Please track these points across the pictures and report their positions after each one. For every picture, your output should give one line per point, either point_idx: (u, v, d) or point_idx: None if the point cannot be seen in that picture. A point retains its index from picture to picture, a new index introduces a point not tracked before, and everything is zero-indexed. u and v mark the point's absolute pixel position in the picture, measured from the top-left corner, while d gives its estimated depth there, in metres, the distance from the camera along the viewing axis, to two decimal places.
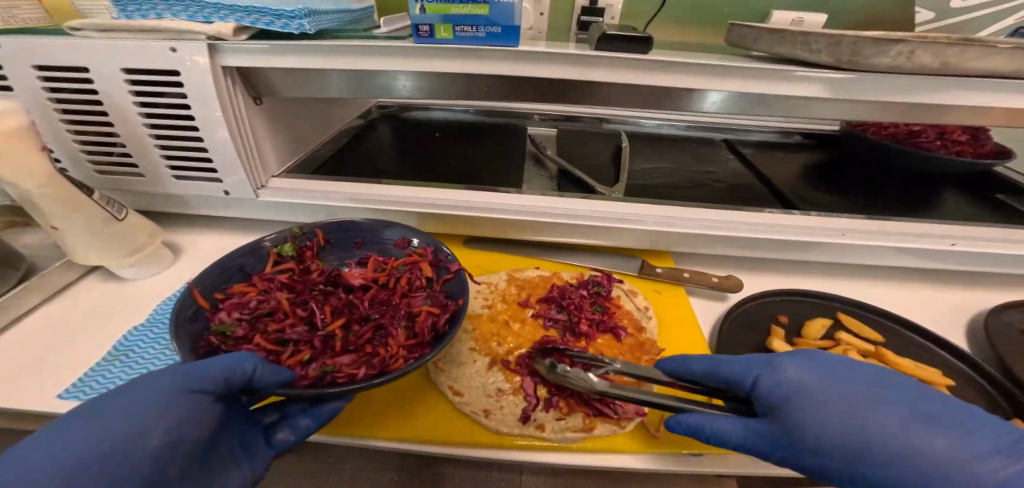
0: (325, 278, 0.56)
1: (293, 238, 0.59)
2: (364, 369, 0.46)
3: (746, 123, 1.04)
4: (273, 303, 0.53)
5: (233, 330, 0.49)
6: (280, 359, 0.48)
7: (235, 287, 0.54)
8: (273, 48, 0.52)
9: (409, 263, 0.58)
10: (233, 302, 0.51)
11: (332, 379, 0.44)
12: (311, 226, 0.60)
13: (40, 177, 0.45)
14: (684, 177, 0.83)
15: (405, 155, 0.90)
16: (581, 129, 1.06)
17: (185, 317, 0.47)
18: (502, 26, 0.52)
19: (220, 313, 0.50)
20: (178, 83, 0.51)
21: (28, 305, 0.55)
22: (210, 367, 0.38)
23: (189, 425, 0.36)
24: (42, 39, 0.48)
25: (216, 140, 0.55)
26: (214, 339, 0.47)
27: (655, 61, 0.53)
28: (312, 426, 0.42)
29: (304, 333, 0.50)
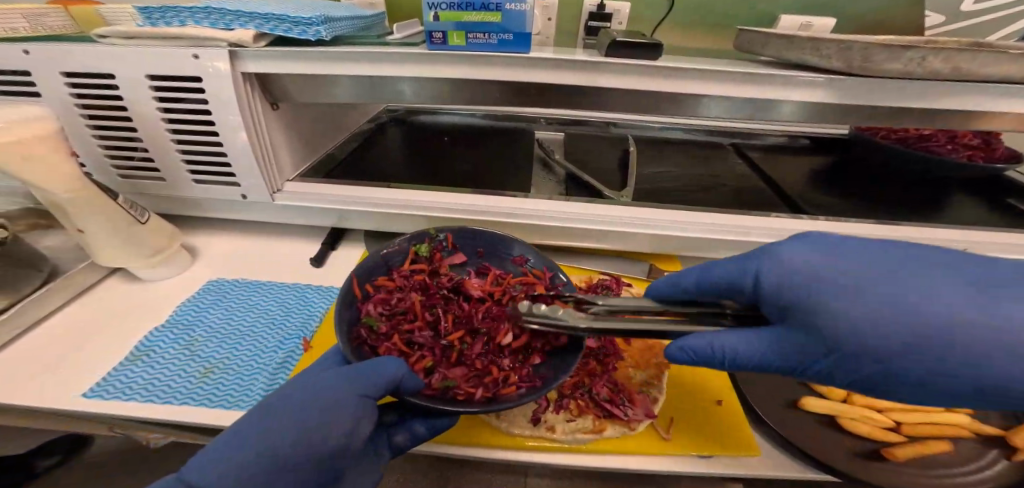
0: (451, 283, 0.56)
1: (429, 239, 0.60)
2: (480, 390, 0.45)
3: (752, 128, 1.04)
4: (408, 303, 0.53)
5: (377, 325, 0.50)
6: (407, 362, 0.49)
7: (379, 281, 0.56)
8: (291, 55, 0.53)
9: (526, 285, 0.57)
10: (380, 297, 0.53)
11: (453, 395, 0.44)
12: (445, 228, 0.60)
13: (67, 181, 0.46)
14: (691, 181, 0.83)
15: (414, 158, 0.91)
16: (589, 133, 1.06)
17: (344, 305, 0.49)
18: (513, 33, 0.53)
19: (368, 305, 0.52)
20: (199, 89, 0.52)
21: (52, 306, 0.57)
22: (370, 372, 0.41)
23: (353, 424, 0.39)
24: (70, 47, 0.50)
25: (236, 145, 0.56)
26: (362, 332, 0.49)
27: (664, 67, 0.53)
28: (426, 434, 0.45)
29: (429, 339, 0.50)
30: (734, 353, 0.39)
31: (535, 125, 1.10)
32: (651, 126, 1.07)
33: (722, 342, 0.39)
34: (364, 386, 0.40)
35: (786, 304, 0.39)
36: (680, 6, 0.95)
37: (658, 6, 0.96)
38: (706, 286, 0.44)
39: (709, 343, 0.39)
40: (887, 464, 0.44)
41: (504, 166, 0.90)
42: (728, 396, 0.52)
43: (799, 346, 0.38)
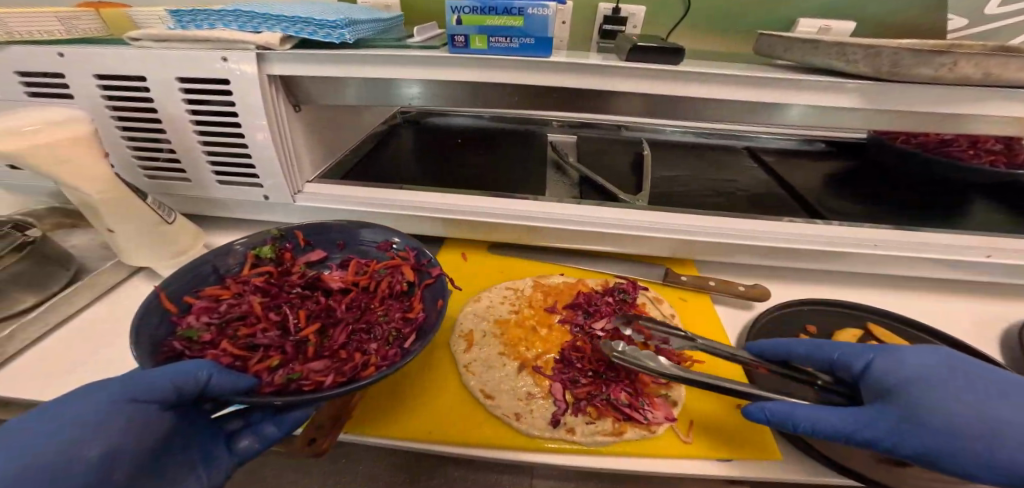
0: (304, 281, 0.59)
1: (272, 241, 0.62)
2: (332, 376, 0.47)
3: (764, 132, 1.04)
4: (244, 308, 0.54)
5: (199, 334, 0.50)
6: (248, 363, 0.49)
7: (213, 291, 0.55)
8: (317, 57, 0.54)
9: (391, 267, 0.61)
10: (203, 307, 0.53)
11: (298, 385, 0.46)
12: (290, 229, 0.63)
13: (101, 182, 0.48)
14: (705, 185, 0.83)
15: (427, 160, 0.92)
16: (601, 136, 1.06)
17: (150, 323, 0.49)
18: (535, 37, 0.53)
19: (188, 317, 0.52)
20: (226, 91, 0.53)
21: (78, 304, 0.58)
22: (160, 376, 0.40)
23: (133, 431, 0.38)
24: (103, 50, 0.51)
25: (260, 147, 0.57)
26: (178, 345, 0.49)
27: (686, 71, 0.54)
28: (277, 433, 0.45)
29: (276, 338, 0.52)
30: (811, 422, 0.42)
31: (546, 128, 1.11)
32: (662, 129, 1.07)
33: (801, 411, 0.42)
34: (143, 384, 0.39)
35: (886, 390, 0.42)
36: (695, 9, 0.95)
37: (673, 11, 0.96)
38: (813, 359, 0.48)
39: (789, 408, 0.43)
40: (915, 471, 0.43)
41: (517, 169, 0.90)
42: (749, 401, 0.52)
43: (868, 421, 0.41)
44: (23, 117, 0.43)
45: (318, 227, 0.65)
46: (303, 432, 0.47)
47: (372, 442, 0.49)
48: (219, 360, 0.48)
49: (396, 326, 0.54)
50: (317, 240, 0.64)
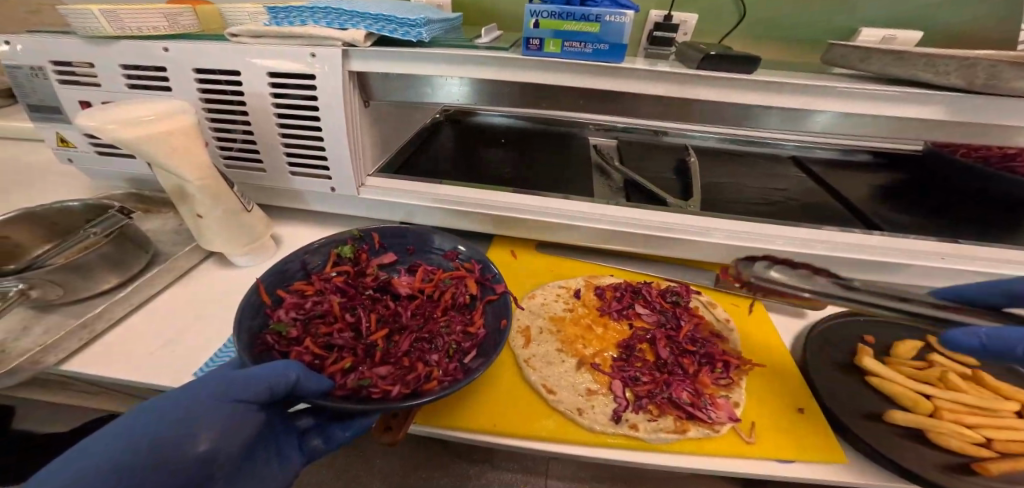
0: (376, 284, 0.62)
1: (352, 241, 0.66)
2: (398, 386, 0.48)
3: (810, 142, 1.03)
4: (325, 307, 0.58)
5: (287, 331, 0.54)
6: (325, 364, 0.52)
7: (297, 287, 0.60)
8: (396, 54, 0.58)
9: (456, 278, 0.63)
10: (292, 302, 0.57)
11: (368, 392, 0.47)
12: (368, 230, 0.67)
13: (201, 169, 0.50)
14: (753, 192, 0.82)
15: (473, 159, 0.94)
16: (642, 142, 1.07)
17: (249, 314, 0.53)
18: (610, 44, 0.53)
19: (278, 311, 0.56)
20: (311, 85, 0.58)
21: (158, 286, 0.61)
22: (260, 377, 0.41)
23: (232, 432, 0.39)
24: (207, 46, 0.55)
25: (335, 138, 0.61)
26: (270, 338, 0.53)
27: (759, 81, 0.54)
28: (349, 438, 0.47)
29: (350, 340, 0.54)
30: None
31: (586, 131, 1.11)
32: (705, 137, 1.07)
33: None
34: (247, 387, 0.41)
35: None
36: (752, 14, 0.95)
37: (727, 19, 0.96)
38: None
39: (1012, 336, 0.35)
40: (982, 480, 0.44)
41: (562, 171, 0.91)
42: (811, 405, 0.52)
43: None
44: (133, 111, 0.46)
45: (393, 231, 0.68)
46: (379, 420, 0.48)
47: (446, 434, 0.50)
48: (302, 358, 0.52)
49: (458, 340, 0.56)
50: (391, 243, 0.67)
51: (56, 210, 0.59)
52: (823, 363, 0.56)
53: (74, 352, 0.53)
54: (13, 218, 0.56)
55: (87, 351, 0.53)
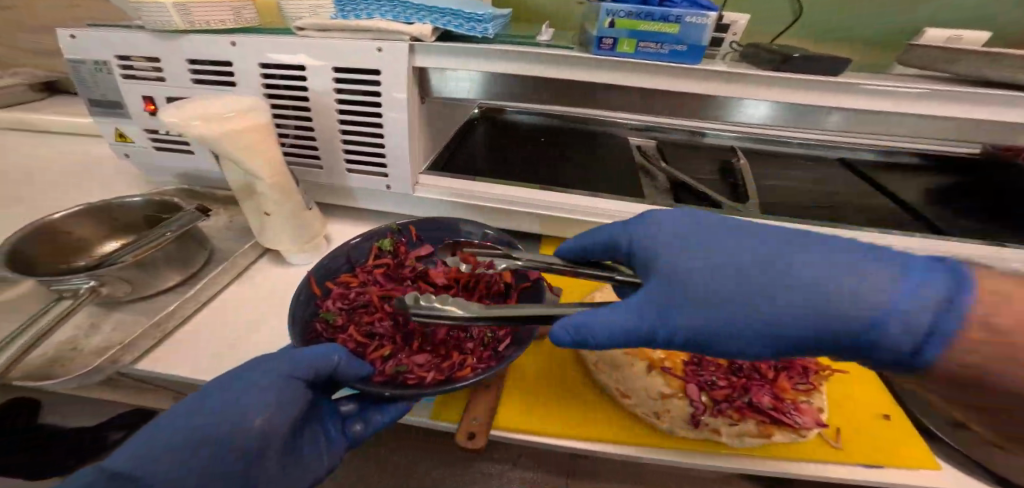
0: (414, 275, 0.61)
1: (391, 234, 0.65)
2: (432, 373, 0.48)
3: (859, 143, 1.01)
4: (367, 296, 0.58)
5: (334, 319, 0.55)
6: (367, 352, 0.52)
7: (342, 278, 0.60)
8: (463, 50, 0.57)
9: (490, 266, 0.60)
10: (339, 293, 0.58)
11: (404, 378, 0.47)
12: (406, 223, 0.65)
13: (275, 166, 0.50)
14: (804, 194, 0.81)
15: (514, 158, 0.91)
16: (682, 141, 1.04)
17: (301, 303, 0.53)
18: (688, 44, 0.52)
19: (326, 300, 0.56)
20: (375, 81, 0.57)
21: (220, 284, 0.60)
22: (307, 359, 0.42)
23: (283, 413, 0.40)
24: (275, 40, 0.55)
25: (395, 136, 0.60)
26: (318, 326, 0.54)
27: (844, 83, 0.52)
28: (387, 421, 0.47)
29: (389, 329, 0.54)
30: None
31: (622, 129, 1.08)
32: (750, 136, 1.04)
33: None
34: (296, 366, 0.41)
35: None
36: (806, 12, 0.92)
37: (778, 20, 0.95)
38: None
39: None
40: None
41: (606, 170, 0.89)
42: (896, 411, 0.51)
43: None
44: (215, 107, 0.45)
45: (431, 223, 0.65)
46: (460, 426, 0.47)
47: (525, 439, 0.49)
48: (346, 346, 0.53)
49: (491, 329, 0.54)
50: (429, 235, 0.65)
51: (121, 205, 0.59)
52: None
53: (147, 352, 0.51)
54: (82, 211, 0.57)
55: (157, 351, 0.52)
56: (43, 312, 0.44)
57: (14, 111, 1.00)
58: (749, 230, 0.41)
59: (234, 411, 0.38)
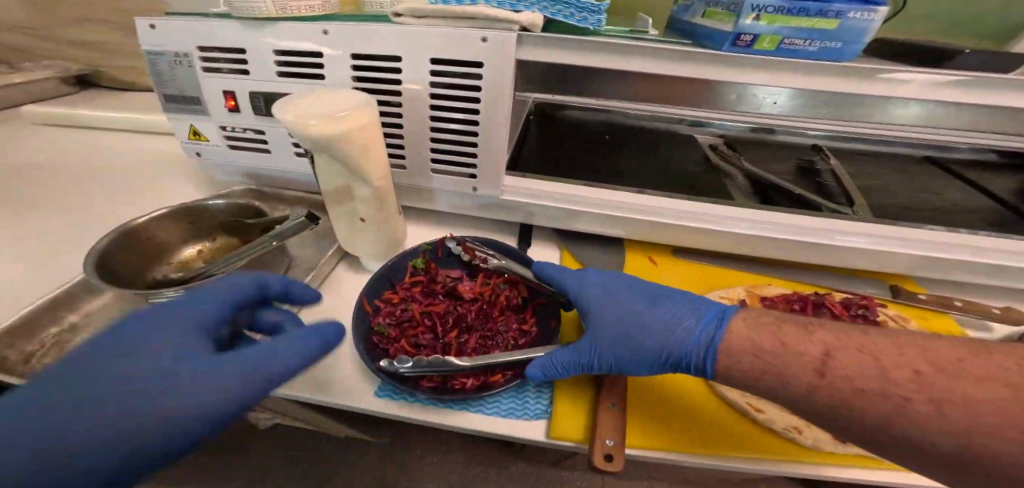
0: (449, 290, 0.59)
1: (424, 253, 0.62)
2: (471, 378, 0.49)
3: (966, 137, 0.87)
4: (412, 310, 0.55)
5: (388, 331, 0.52)
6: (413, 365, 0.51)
7: (385, 295, 0.56)
8: (572, 41, 0.51)
9: (509, 281, 0.59)
10: (388, 310, 0.55)
11: (448, 384, 0.48)
12: (437, 239, 0.63)
13: (382, 170, 0.49)
14: (903, 196, 0.75)
15: (586, 157, 0.80)
16: (771, 140, 0.91)
17: (358, 321, 0.51)
18: (843, 42, 0.48)
19: (377, 317, 0.53)
20: (477, 76, 0.52)
21: (309, 294, 0.57)
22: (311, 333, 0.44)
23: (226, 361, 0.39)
24: (373, 28, 0.50)
25: (493, 136, 0.56)
26: (375, 339, 0.51)
27: (1004, 80, 0.48)
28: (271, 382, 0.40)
29: (432, 341, 0.53)
30: None
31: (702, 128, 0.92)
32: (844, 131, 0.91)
33: None
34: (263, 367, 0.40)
35: None
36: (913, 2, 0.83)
37: None
38: None
39: None
40: None
41: (695, 175, 0.77)
42: None
43: None
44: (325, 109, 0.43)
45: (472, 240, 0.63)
46: (592, 447, 0.45)
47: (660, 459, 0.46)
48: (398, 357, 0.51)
49: (514, 337, 0.55)
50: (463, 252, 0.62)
51: (205, 209, 0.59)
52: None
53: None
54: (166, 214, 0.56)
55: None
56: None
57: (52, 105, 0.95)
58: (653, 290, 0.52)
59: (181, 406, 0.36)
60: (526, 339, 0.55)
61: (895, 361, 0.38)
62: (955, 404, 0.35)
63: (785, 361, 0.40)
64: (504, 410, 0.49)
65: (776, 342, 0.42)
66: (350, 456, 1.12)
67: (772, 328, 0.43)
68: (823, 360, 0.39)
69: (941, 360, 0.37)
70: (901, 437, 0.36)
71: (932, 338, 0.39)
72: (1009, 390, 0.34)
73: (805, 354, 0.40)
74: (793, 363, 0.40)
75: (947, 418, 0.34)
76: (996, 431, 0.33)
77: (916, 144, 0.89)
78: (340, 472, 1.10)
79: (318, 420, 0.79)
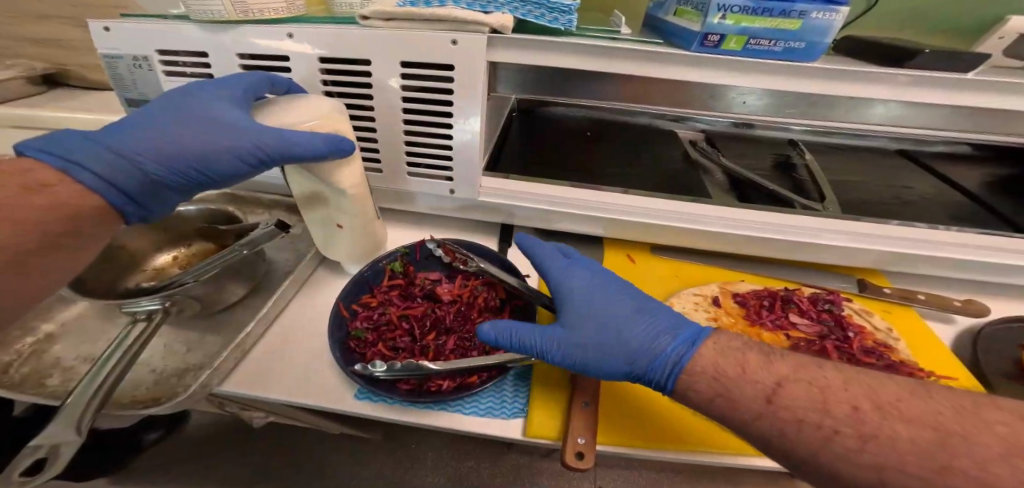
0: (427, 293, 0.59)
1: (402, 256, 0.61)
2: (448, 380, 0.49)
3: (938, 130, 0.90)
4: (390, 314, 0.55)
5: (365, 335, 0.52)
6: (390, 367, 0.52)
7: (362, 299, 0.56)
8: (542, 43, 0.51)
9: (487, 283, 0.60)
10: (365, 314, 0.55)
11: (425, 386, 0.49)
12: (414, 242, 0.63)
13: (356, 178, 0.50)
14: (880, 191, 0.77)
15: (564, 155, 0.80)
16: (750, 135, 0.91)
17: (334, 327, 0.51)
18: (808, 41, 0.48)
19: (355, 321, 0.53)
20: (449, 78, 0.51)
21: (287, 297, 0.58)
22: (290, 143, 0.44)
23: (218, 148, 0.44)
24: (338, 31, 0.49)
25: (466, 138, 0.55)
26: (352, 344, 0.51)
27: (960, 81, 0.50)
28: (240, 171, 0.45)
29: (410, 343, 0.53)
30: None
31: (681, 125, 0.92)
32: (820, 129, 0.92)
33: None
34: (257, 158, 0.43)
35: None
36: None
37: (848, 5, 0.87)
38: None
39: None
40: None
41: (675, 172, 0.78)
42: None
43: None
44: (300, 118, 0.46)
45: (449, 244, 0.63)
46: (564, 446, 0.45)
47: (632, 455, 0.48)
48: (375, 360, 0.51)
49: None
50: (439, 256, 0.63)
51: (180, 216, 0.58)
52: (1006, 375, 0.54)
53: (231, 373, 0.49)
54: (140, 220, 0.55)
55: (239, 374, 0.50)
56: (121, 337, 0.44)
57: (19, 106, 0.92)
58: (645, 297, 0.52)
59: (174, 144, 0.43)
60: None
61: (839, 397, 0.37)
62: (879, 439, 0.35)
63: (740, 385, 0.40)
64: (479, 410, 0.50)
65: (738, 368, 0.41)
66: (341, 456, 1.12)
67: (738, 354, 0.43)
68: (773, 389, 0.39)
69: (883, 398, 0.37)
70: (831, 470, 0.36)
71: (880, 374, 0.40)
72: (935, 432, 0.34)
73: (758, 383, 0.40)
74: (745, 388, 0.40)
75: (872, 454, 0.34)
76: (909, 467, 0.33)
77: (898, 138, 0.89)
78: (327, 471, 1.10)
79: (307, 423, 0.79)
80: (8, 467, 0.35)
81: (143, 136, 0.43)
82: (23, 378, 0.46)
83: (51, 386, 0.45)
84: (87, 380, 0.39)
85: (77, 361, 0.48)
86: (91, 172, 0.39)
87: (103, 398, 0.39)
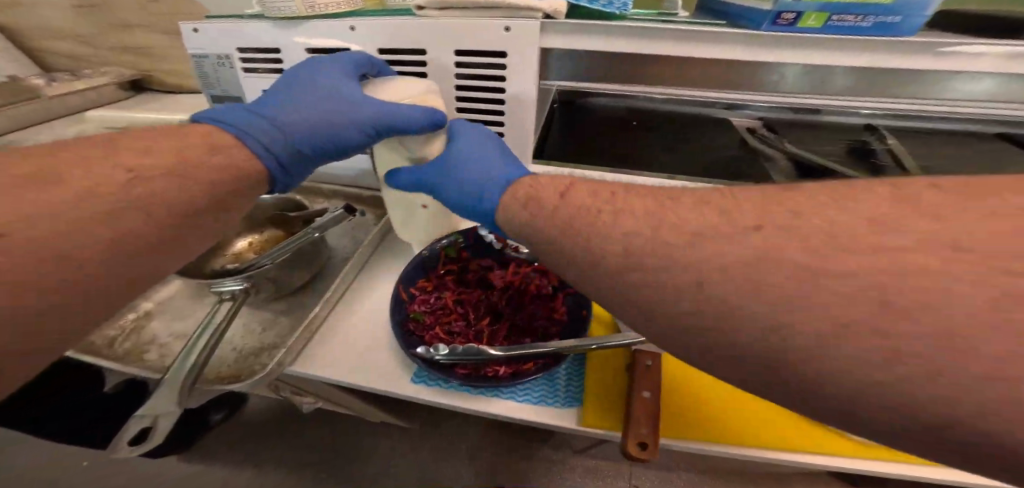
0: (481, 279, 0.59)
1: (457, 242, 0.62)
2: (504, 365, 0.50)
3: None
4: (446, 299, 0.56)
5: (425, 319, 0.54)
6: None
7: (420, 283, 0.57)
8: (600, 29, 0.50)
9: (540, 269, 0.60)
10: (425, 299, 0.56)
11: (483, 370, 0.49)
12: (467, 228, 0.62)
13: None
14: (972, 178, 0.70)
15: (611, 146, 0.78)
16: (816, 120, 0.85)
17: (396, 311, 0.53)
18: (903, 15, 0.44)
19: (414, 305, 0.55)
20: (501, 66, 0.52)
21: (350, 284, 0.60)
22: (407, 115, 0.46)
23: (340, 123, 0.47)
24: (395, 23, 0.51)
25: (520, 125, 0.56)
26: (412, 327, 0.52)
27: None
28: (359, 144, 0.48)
29: (465, 328, 0.54)
30: None
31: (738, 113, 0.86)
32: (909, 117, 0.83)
33: None
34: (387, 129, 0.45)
35: None
36: None
37: None
38: None
39: None
40: None
41: (733, 159, 0.74)
42: None
43: None
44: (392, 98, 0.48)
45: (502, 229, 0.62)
46: (626, 435, 0.45)
47: (699, 450, 0.46)
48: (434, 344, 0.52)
49: (545, 324, 0.55)
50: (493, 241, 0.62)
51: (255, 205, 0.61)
52: None
53: (303, 353, 0.52)
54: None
55: (309, 355, 0.52)
56: (210, 316, 0.48)
57: (110, 110, 1.01)
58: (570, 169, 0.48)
59: (300, 120, 0.46)
60: (557, 327, 0.55)
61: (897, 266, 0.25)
62: None
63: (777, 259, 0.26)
64: (535, 396, 0.50)
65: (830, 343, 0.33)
66: (388, 440, 1.16)
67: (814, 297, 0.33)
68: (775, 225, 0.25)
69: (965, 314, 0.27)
70: None
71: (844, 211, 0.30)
72: None
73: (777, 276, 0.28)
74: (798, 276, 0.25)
75: None
76: None
77: (990, 120, 0.81)
78: (378, 455, 1.14)
79: (354, 408, 0.82)
80: (120, 431, 0.38)
81: (287, 110, 0.46)
82: (126, 352, 0.50)
83: (150, 360, 0.49)
84: (182, 355, 0.44)
85: (171, 338, 0.52)
86: (255, 139, 0.43)
87: (196, 369, 0.43)
